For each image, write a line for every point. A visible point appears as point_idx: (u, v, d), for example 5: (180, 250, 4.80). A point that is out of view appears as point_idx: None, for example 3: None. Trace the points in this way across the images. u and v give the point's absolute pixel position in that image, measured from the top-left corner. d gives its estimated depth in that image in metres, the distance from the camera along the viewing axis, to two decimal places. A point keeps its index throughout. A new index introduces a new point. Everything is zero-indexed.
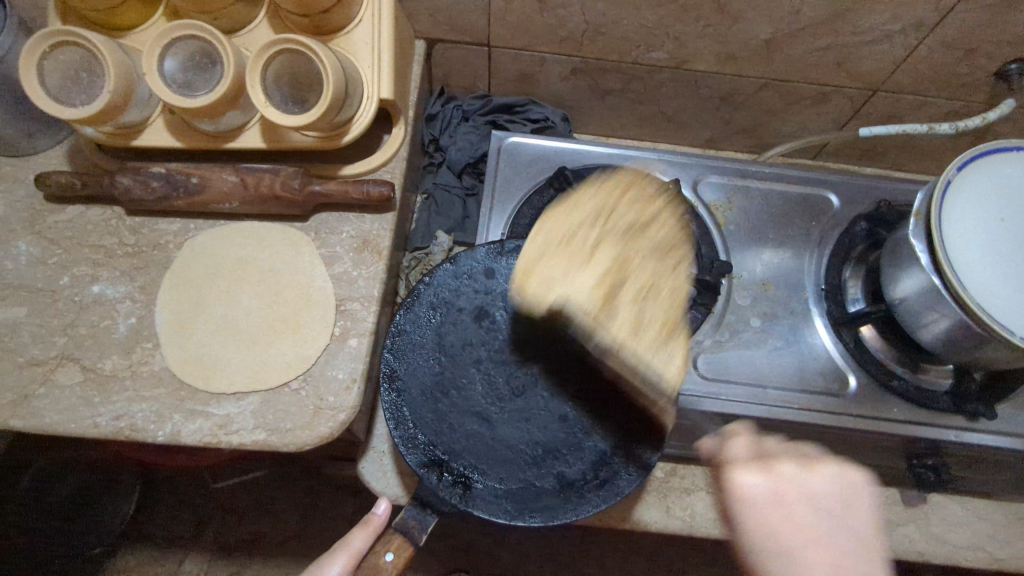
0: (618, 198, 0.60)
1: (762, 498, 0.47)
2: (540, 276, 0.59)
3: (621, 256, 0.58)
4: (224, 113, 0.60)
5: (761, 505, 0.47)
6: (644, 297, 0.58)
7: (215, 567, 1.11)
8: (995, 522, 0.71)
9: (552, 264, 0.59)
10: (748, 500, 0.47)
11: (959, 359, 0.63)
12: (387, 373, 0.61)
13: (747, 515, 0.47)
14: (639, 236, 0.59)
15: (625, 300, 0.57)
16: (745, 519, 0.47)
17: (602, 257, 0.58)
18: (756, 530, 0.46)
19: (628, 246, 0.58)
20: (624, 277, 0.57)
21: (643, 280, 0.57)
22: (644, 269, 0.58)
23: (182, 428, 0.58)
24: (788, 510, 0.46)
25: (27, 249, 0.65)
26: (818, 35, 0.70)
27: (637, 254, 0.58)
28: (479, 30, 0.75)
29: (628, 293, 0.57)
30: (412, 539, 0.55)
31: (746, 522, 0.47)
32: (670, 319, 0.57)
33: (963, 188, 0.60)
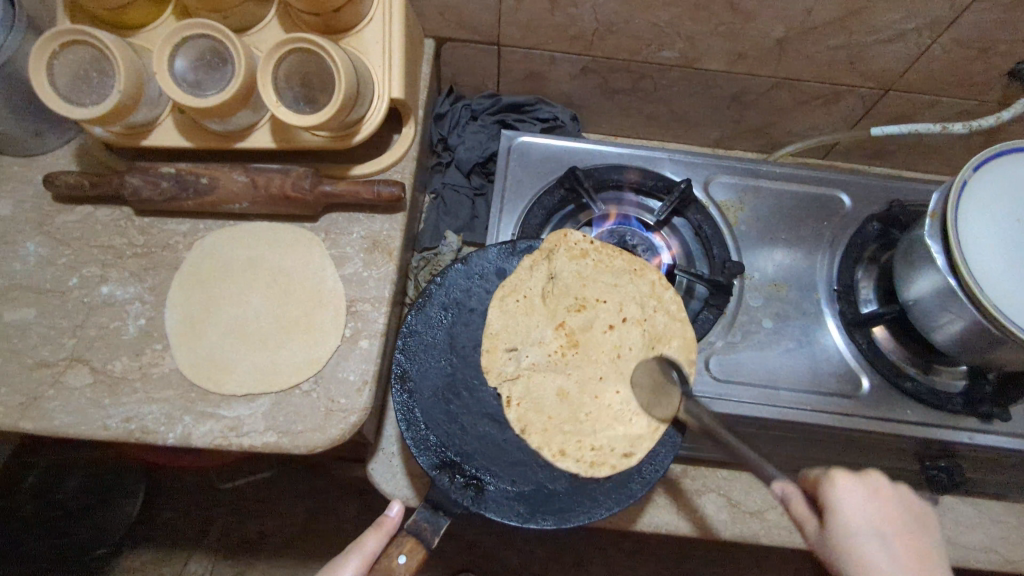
0: (568, 256, 0.66)
1: (869, 499, 0.46)
2: (511, 357, 0.64)
3: (577, 301, 0.66)
4: (235, 113, 0.60)
5: (866, 500, 0.47)
6: (619, 332, 0.64)
7: (221, 567, 1.11)
8: (1008, 524, 0.71)
9: (517, 340, 0.65)
10: (855, 499, 0.47)
11: (973, 360, 0.62)
12: (398, 374, 0.60)
13: (851, 511, 0.46)
14: (591, 282, 0.66)
15: (596, 343, 0.65)
16: (848, 516, 0.46)
17: (559, 305, 0.66)
18: (859, 527, 0.46)
19: (583, 291, 0.66)
20: (586, 321, 0.65)
21: (614, 313, 0.65)
22: (612, 305, 0.65)
23: (193, 430, 0.58)
24: (885, 510, 0.47)
25: (35, 249, 0.65)
26: (832, 34, 0.69)
27: (595, 295, 0.66)
28: (489, 28, 0.74)
29: (592, 338, 0.65)
30: (426, 541, 0.53)
31: (851, 521, 0.46)
32: (653, 335, 0.64)
33: (980, 188, 0.60)
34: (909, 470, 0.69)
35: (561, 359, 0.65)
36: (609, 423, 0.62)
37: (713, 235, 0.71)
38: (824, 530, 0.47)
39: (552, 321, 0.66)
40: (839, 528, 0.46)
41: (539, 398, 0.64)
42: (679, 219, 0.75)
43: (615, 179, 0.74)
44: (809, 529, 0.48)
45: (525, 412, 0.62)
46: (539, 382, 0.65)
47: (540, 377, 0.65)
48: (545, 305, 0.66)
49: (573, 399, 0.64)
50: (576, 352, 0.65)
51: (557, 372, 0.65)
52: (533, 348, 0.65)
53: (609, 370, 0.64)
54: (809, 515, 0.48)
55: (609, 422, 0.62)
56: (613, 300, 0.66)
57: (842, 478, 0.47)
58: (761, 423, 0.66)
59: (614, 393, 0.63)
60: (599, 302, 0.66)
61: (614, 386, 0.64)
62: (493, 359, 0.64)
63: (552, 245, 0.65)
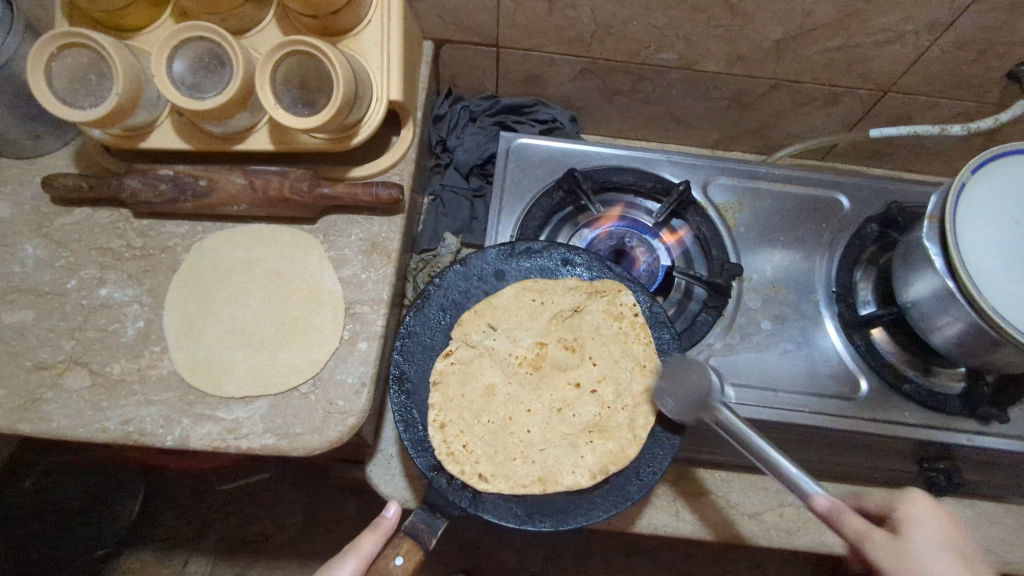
0: (602, 313, 0.65)
1: (942, 520, 0.47)
2: (484, 331, 0.64)
3: (572, 342, 0.66)
4: (233, 116, 0.60)
5: (937, 517, 0.47)
6: (577, 394, 0.64)
7: (220, 568, 1.11)
8: (1007, 526, 0.71)
9: (502, 324, 0.65)
10: (926, 516, 0.47)
11: (972, 362, 0.62)
12: (396, 375, 0.60)
13: (929, 528, 0.46)
14: (600, 342, 0.65)
15: (555, 385, 0.64)
16: (925, 531, 0.46)
17: (555, 334, 0.65)
18: (935, 544, 0.45)
19: (586, 341, 0.65)
20: (567, 362, 0.65)
21: (590, 379, 0.64)
22: (597, 371, 0.65)
23: (191, 432, 0.58)
24: (952, 532, 0.47)
25: (34, 251, 0.65)
26: (830, 36, 0.69)
27: (591, 354, 0.65)
28: (487, 30, 0.74)
29: (558, 378, 0.65)
30: (422, 543, 0.53)
31: (927, 537, 0.46)
32: (599, 424, 0.62)
33: (978, 190, 0.60)
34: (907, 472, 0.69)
35: (515, 368, 0.65)
36: (497, 445, 0.61)
37: (711, 237, 0.71)
38: (892, 545, 0.45)
39: (538, 337, 0.65)
40: (915, 542, 0.46)
41: (471, 374, 0.63)
42: (678, 221, 0.75)
43: (614, 180, 0.74)
44: (873, 545, 0.46)
45: (451, 371, 0.62)
46: (482, 365, 0.64)
47: (488, 363, 0.64)
48: (549, 324, 0.65)
49: (494, 401, 0.64)
50: (532, 373, 0.65)
51: (503, 372, 0.65)
52: (504, 337, 0.65)
53: (541, 408, 0.63)
54: (874, 530, 0.46)
55: (499, 446, 0.61)
56: (596, 368, 0.65)
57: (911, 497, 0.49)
58: (757, 423, 0.66)
59: (525, 429, 0.62)
60: (585, 363, 0.65)
61: (529, 424, 0.63)
62: (473, 320, 0.64)
63: (602, 291, 0.65)
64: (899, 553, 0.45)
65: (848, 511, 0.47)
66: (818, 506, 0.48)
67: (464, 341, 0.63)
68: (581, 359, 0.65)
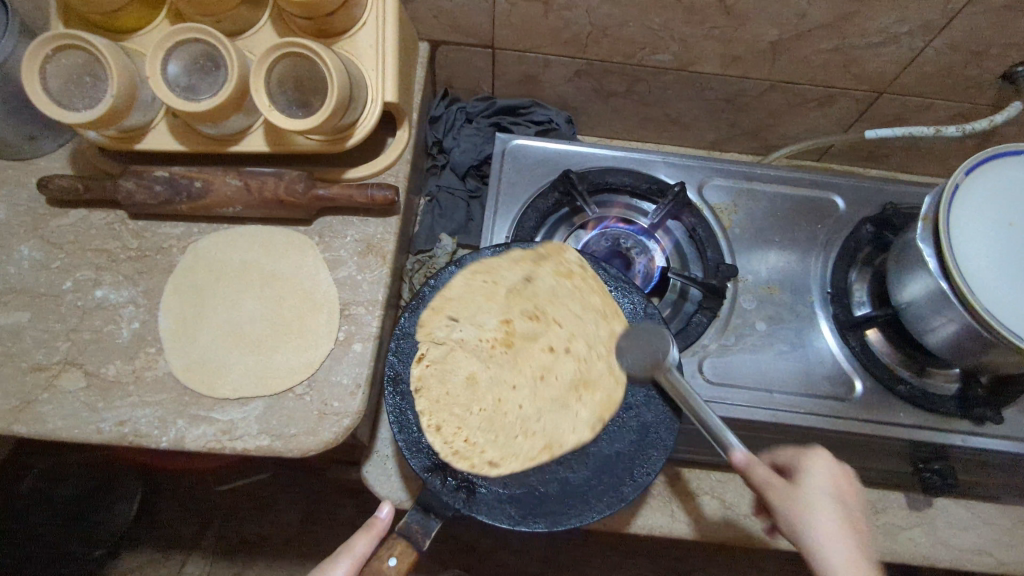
0: (553, 276, 0.67)
1: (834, 472, 0.51)
2: (448, 325, 0.65)
3: (534, 311, 0.68)
4: (228, 117, 0.60)
5: (833, 470, 0.51)
6: (553, 358, 0.67)
7: (217, 568, 1.11)
8: (1001, 527, 0.71)
9: (462, 313, 0.66)
10: (824, 468, 0.51)
11: (966, 363, 0.62)
12: (391, 376, 0.60)
13: (824, 477, 0.50)
14: (559, 304, 0.67)
15: (530, 355, 0.67)
16: (818, 480, 0.50)
17: (517, 307, 0.67)
18: (828, 493, 0.49)
19: (546, 305, 0.67)
20: (534, 331, 0.67)
21: (562, 340, 0.67)
22: (564, 331, 0.67)
23: (186, 434, 0.58)
24: (843, 481, 0.50)
25: (30, 253, 0.65)
26: (824, 38, 0.69)
27: (554, 317, 0.67)
28: (483, 32, 0.74)
29: (530, 349, 0.67)
30: (416, 544, 0.54)
31: (822, 486, 0.50)
32: (583, 378, 0.65)
33: (972, 192, 0.60)
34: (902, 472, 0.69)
35: (489, 350, 0.66)
36: (495, 431, 0.63)
37: (707, 238, 0.71)
38: (790, 492, 0.49)
39: (501, 315, 0.67)
40: (808, 489, 0.49)
41: (449, 369, 0.64)
42: (673, 222, 0.75)
43: (609, 181, 0.74)
44: (773, 493, 0.49)
45: (428, 375, 0.62)
46: (457, 359, 0.65)
47: (462, 355, 0.65)
48: (507, 299, 0.67)
49: (478, 389, 0.65)
50: (506, 352, 0.67)
51: (479, 359, 0.66)
52: (470, 326, 0.66)
53: (526, 385, 0.66)
54: (775, 479, 0.50)
55: (498, 430, 0.63)
56: (563, 326, 0.67)
57: (811, 452, 0.52)
58: (752, 424, 0.66)
59: (517, 407, 0.65)
60: (553, 326, 0.67)
61: (519, 400, 0.65)
62: (433, 318, 0.64)
63: (549, 254, 0.67)
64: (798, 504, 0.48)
65: (757, 463, 0.50)
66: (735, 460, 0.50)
67: (430, 341, 0.63)
68: (549, 323, 0.68)
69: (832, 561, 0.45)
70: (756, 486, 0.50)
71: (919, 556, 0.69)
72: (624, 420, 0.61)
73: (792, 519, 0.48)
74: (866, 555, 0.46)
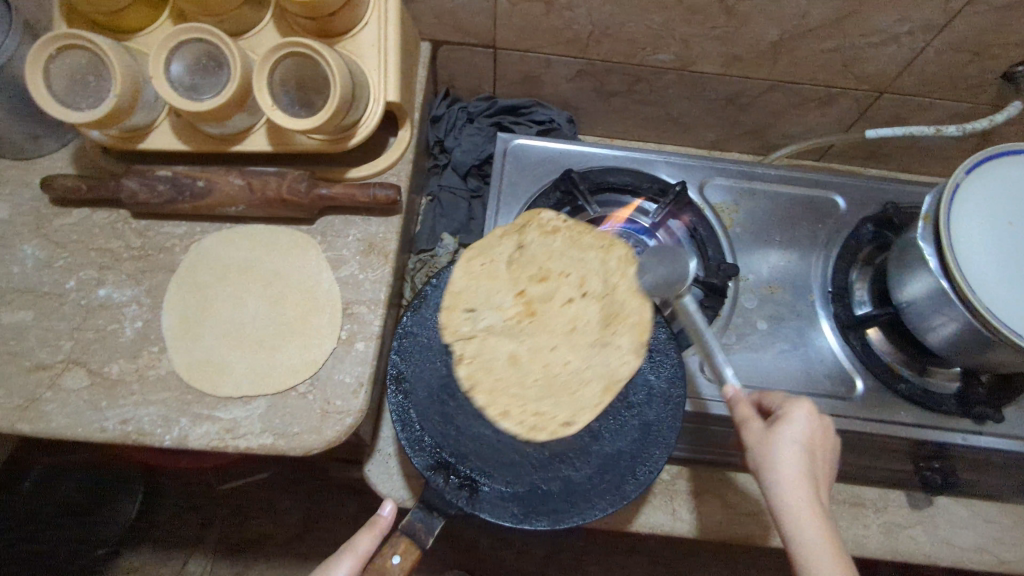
0: (540, 234, 0.65)
1: (813, 425, 0.52)
2: (468, 318, 0.63)
3: (540, 274, 0.65)
4: (231, 117, 0.60)
5: (812, 422, 0.52)
6: (579, 305, 0.64)
7: (219, 567, 1.11)
8: (1002, 525, 0.71)
9: (477, 300, 0.64)
10: (803, 420, 0.52)
11: (967, 362, 0.62)
12: (394, 375, 0.61)
13: (797, 426, 0.51)
14: (558, 257, 0.65)
15: (555, 315, 0.64)
16: (792, 427, 0.51)
17: (522, 275, 0.65)
18: (796, 442, 0.51)
19: (547, 263, 0.65)
20: (548, 292, 0.64)
21: (575, 288, 0.64)
22: (574, 279, 0.64)
23: (189, 432, 0.58)
24: (816, 433, 0.52)
25: (33, 252, 0.65)
26: (825, 38, 0.70)
27: (559, 270, 0.65)
28: (484, 32, 0.75)
29: (551, 309, 0.64)
30: (420, 542, 0.54)
31: (793, 435, 0.51)
32: (610, 313, 0.63)
33: (972, 191, 0.60)
34: (904, 471, 0.69)
35: (517, 325, 0.64)
36: (552, 391, 0.62)
37: (708, 237, 0.71)
38: (760, 433, 0.52)
39: (513, 289, 0.64)
40: (778, 434, 0.51)
41: (489, 359, 0.63)
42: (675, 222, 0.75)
43: (610, 181, 0.74)
44: (745, 429, 0.54)
45: (475, 373, 0.62)
46: (491, 345, 0.63)
47: (494, 341, 0.64)
48: (509, 272, 0.65)
49: (522, 367, 0.63)
50: (533, 320, 0.64)
51: (511, 338, 0.64)
52: (488, 310, 0.64)
53: (562, 342, 0.63)
54: (751, 418, 0.54)
55: (556, 393, 0.62)
56: (573, 272, 0.65)
57: (799, 403, 0.53)
58: None
59: (564, 362, 0.63)
60: (564, 276, 0.65)
61: (563, 356, 0.63)
62: (452, 316, 0.63)
63: (526, 222, 0.66)
64: (763, 441, 0.51)
65: (740, 401, 0.55)
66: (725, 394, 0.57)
67: (457, 337, 0.63)
68: (559, 273, 0.65)
69: (774, 494, 0.49)
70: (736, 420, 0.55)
71: (920, 556, 0.69)
72: (626, 419, 0.61)
73: (754, 456, 0.52)
74: (811, 499, 0.48)
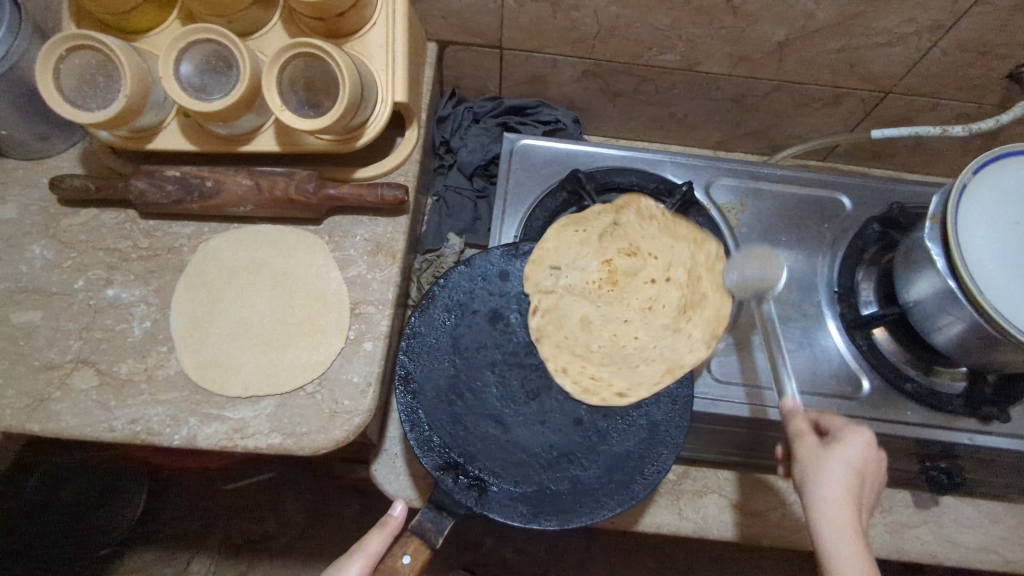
0: (637, 218, 0.71)
1: (869, 453, 0.52)
2: (551, 273, 0.68)
3: (628, 249, 0.70)
4: (240, 117, 0.60)
5: (868, 450, 0.53)
6: (658, 288, 0.70)
7: (223, 566, 1.11)
8: (1006, 525, 0.71)
9: (562, 261, 0.69)
10: (861, 447, 0.53)
11: (974, 362, 0.62)
12: (402, 375, 0.61)
13: (855, 449, 0.52)
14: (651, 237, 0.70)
15: (636, 291, 0.70)
16: (848, 451, 0.52)
17: (612, 247, 0.70)
18: (850, 466, 0.51)
19: (640, 241, 0.70)
20: (633, 267, 0.70)
21: (661, 271, 0.70)
22: (662, 262, 0.70)
23: (198, 432, 0.59)
24: (868, 460, 0.53)
25: (41, 252, 0.65)
26: (831, 38, 0.70)
27: (649, 251, 0.70)
28: (491, 32, 0.75)
29: (633, 284, 0.70)
30: (429, 542, 0.54)
31: (847, 460, 0.52)
32: (689, 302, 0.70)
33: (978, 192, 0.60)
34: (910, 471, 0.70)
35: (597, 291, 0.70)
36: (617, 362, 0.67)
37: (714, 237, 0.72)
38: (812, 450, 0.53)
39: (600, 256, 0.70)
40: (832, 454, 0.52)
41: (564, 315, 0.68)
42: None
43: (617, 181, 0.74)
44: (797, 442, 0.55)
45: (545, 324, 0.66)
46: (567, 303, 0.68)
47: (571, 300, 0.69)
48: (600, 242, 0.70)
49: (591, 330, 0.69)
50: (613, 289, 0.70)
51: (587, 301, 0.70)
52: (573, 271, 0.69)
53: (636, 317, 0.69)
54: (805, 433, 0.55)
55: (620, 362, 0.67)
56: (658, 259, 0.70)
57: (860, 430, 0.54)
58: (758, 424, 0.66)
59: (634, 337, 0.69)
60: (650, 259, 0.70)
61: (634, 331, 0.69)
62: (536, 270, 0.67)
63: (625, 204, 0.71)
64: (815, 457, 0.53)
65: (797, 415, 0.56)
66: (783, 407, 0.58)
67: (539, 291, 0.66)
68: (641, 259, 0.70)
69: (816, 507, 0.51)
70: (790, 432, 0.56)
71: (925, 555, 0.70)
72: (633, 419, 0.61)
73: (801, 470, 0.53)
74: (854, 522, 0.50)
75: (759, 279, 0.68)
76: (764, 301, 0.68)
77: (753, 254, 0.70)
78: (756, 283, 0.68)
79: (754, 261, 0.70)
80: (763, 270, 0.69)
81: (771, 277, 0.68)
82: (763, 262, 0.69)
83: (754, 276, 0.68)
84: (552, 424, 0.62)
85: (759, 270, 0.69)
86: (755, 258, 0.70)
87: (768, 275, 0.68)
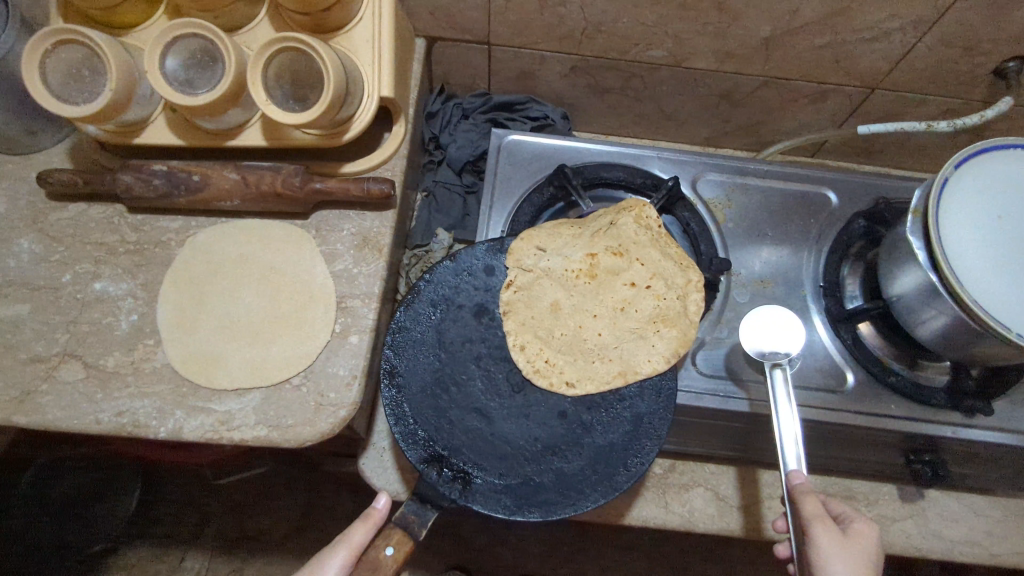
0: (635, 223, 0.67)
1: (874, 547, 0.55)
2: (535, 254, 0.67)
3: (617, 248, 0.67)
4: (226, 112, 0.61)
5: (873, 544, 0.55)
6: (635, 292, 0.66)
7: (217, 562, 1.12)
8: (990, 518, 0.73)
9: (550, 245, 0.68)
10: (868, 541, 0.55)
11: (957, 356, 0.62)
12: (387, 370, 0.61)
13: (866, 542, 0.55)
14: (643, 244, 0.67)
15: (612, 289, 0.67)
16: (860, 546, 0.54)
17: (601, 243, 0.67)
18: (864, 557, 0.53)
19: (630, 245, 0.67)
20: (617, 267, 0.66)
21: (644, 276, 0.66)
22: (647, 269, 0.66)
23: (184, 424, 0.59)
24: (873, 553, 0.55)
25: (30, 246, 0.66)
26: (817, 34, 0.70)
27: (638, 256, 0.66)
28: (478, 28, 0.75)
29: (613, 283, 0.67)
30: (412, 534, 0.55)
31: (863, 549, 0.54)
32: (663, 314, 0.65)
33: (961, 186, 0.61)
34: (896, 465, 0.70)
35: (574, 280, 0.67)
36: (575, 354, 0.64)
37: (701, 232, 0.71)
38: (833, 537, 0.53)
39: (587, 248, 0.67)
40: (852, 546, 0.53)
41: (536, 296, 0.66)
42: (668, 217, 0.75)
43: (604, 176, 0.74)
44: (817, 527, 0.53)
45: (516, 300, 0.65)
46: (543, 287, 0.67)
47: (548, 284, 0.67)
48: (591, 235, 0.68)
49: (561, 316, 0.67)
50: (590, 283, 0.67)
51: (563, 288, 0.67)
52: (556, 256, 0.67)
53: (607, 315, 0.66)
54: (823, 517, 0.54)
55: (577, 353, 0.64)
56: (646, 268, 0.66)
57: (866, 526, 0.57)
58: (743, 419, 0.66)
59: (597, 333, 0.65)
60: (636, 266, 0.66)
61: (600, 328, 0.66)
62: (522, 247, 0.67)
63: (629, 207, 0.68)
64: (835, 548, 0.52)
65: (813, 497, 0.54)
66: (789, 481, 0.56)
67: (519, 267, 0.66)
68: (623, 261, 0.66)
69: None
70: (805, 513, 0.54)
71: (910, 548, 0.71)
72: (618, 411, 0.61)
73: (823, 558, 0.52)
74: None
75: (779, 346, 0.64)
76: (774, 365, 0.62)
77: (767, 318, 0.66)
78: (778, 352, 0.64)
79: (773, 328, 0.65)
80: (782, 340, 0.65)
81: (791, 346, 0.64)
82: (782, 330, 0.65)
83: (772, 345, 0.64)
84: (536, 416, 0.62)
85: (777, 338, 0.64)
86: (774, 325, 0.65)
87: (788, 343, 0.64)
